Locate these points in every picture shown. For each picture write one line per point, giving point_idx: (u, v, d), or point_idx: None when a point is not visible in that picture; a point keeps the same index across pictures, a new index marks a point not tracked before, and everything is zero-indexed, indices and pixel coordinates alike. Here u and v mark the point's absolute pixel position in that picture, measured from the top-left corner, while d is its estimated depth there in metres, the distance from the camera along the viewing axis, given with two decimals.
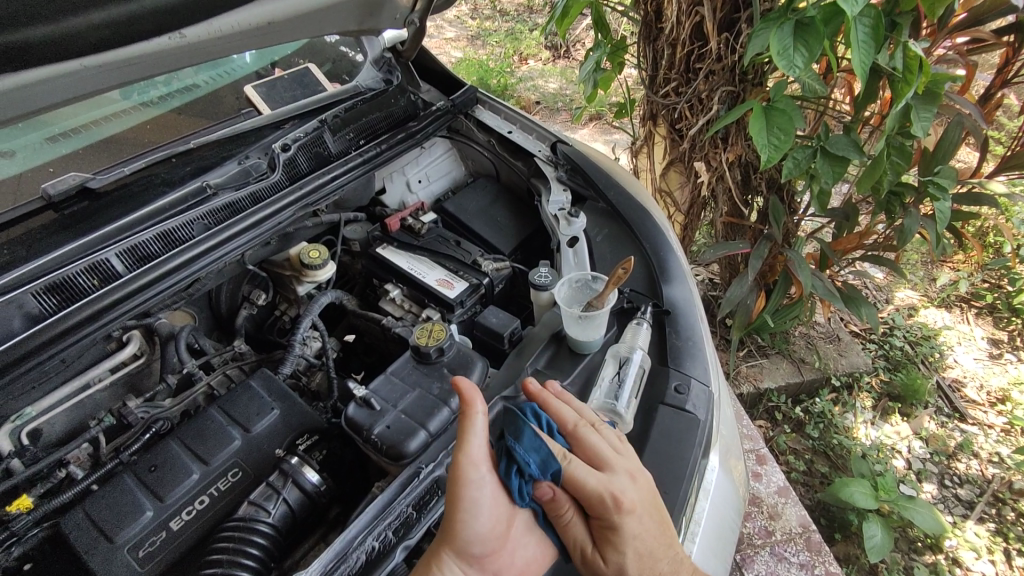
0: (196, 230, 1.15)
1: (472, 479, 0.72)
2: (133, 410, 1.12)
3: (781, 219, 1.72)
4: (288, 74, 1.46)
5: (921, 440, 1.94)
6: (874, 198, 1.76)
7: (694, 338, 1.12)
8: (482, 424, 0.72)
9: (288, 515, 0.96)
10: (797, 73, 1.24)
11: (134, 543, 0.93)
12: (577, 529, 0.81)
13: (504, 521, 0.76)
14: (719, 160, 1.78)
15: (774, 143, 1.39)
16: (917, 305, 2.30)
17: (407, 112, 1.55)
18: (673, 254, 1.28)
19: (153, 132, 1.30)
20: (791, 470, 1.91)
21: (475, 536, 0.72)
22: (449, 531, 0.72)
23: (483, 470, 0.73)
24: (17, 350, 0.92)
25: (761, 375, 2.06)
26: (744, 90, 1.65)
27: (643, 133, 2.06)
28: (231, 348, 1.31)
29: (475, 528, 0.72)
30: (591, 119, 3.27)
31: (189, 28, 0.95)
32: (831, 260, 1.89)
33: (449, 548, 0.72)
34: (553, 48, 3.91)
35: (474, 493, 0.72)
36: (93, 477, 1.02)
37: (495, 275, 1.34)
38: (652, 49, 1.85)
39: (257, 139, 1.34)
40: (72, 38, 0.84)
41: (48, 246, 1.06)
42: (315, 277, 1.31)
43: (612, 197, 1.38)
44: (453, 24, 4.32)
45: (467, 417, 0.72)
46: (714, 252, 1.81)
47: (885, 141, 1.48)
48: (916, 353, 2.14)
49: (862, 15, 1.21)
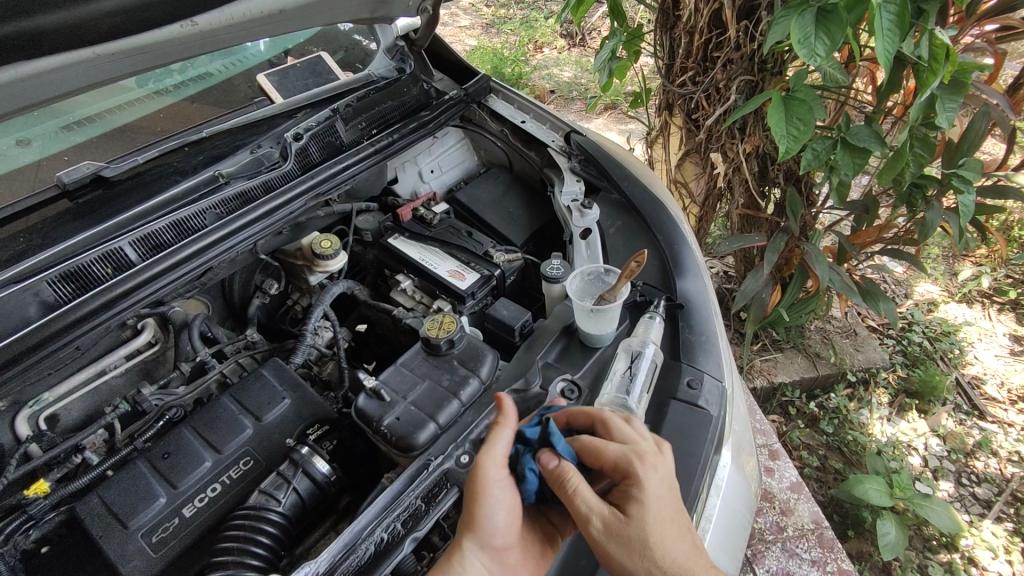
0: (209, 220, 1.15)
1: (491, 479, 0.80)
2: (147, 398, 1.13)
3: (799, 211, 1.68)
4: (300, 62, 1.45)
5: (937, 438, 1.91)
6: (896, 191, 1.72)
7: (708, 332, 1.11)
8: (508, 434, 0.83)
9: (298, 504, 0.97)
10: (818, 61, 1.21)
11: (147, 529, 0.94)
12: (584, 501, 0.78)
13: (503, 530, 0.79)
14: (736, 151, 1.75)
15: (793, 135, 1.36)
16: (937, 300, 2.25)
17: (420, 102, 1.53)
18: (688, 247, 1.25)
19: (166, 121, 1.29)
20: (804, 465, 1.89)
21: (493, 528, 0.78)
22: (468, 521, 0.78)
23: (504, 472, 0.81)
24: (33, 337, 0.93)
25: (775, 369, 2.04)
26: (763, 79, 1.61)
27: (659, 123, 2.03)
28: (243, 337, 1.32)
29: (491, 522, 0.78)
30: (605, 108, 3.24)
31: (201, 15, 0.92)
32: (850, 253, 1.85)
33: (468, 537, 0.77)
34: (568, 37, 3.87)
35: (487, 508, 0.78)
36: (109, 463, 1.03)
37: (507, 266, 1.33)
38: (669, 37, 1.81)
39: (270, 127, 1.34)
40: (82, 26, 0.84)
41: (63, 235, 1.06)
42: (326, 267, 1.31)
43: (626, 188, 1.36)
44: (468, 11, 4.27)
45: (500, 426, 0.83)
46: (730, 244, 1.78)
47: (908, 132, 1.44)
48: (935, 349, 2.10)
49: (888, 2, 1.17)
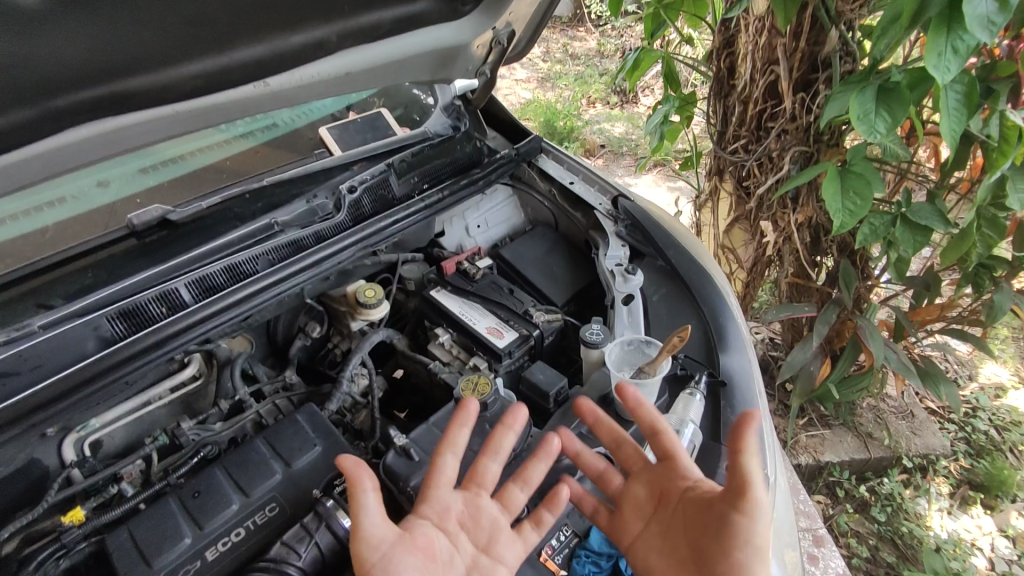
0: (261, 266, 1.19)
1: (369, 523, 0.74)
2: (186, 431, 1.17)
3: (853, 283, 1.62)
4: (361, 117, 1.52)
5: (1006, 539, 1.74)
6: (961, 269, 1.63)
7: (752, 414, 1.07)
8: (367, 478, 0.75)
9: (319, 559, 0.95)
10: (878, 139, 1.18)
11: (171, 569, 0.94)
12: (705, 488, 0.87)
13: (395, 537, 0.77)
14: (787, 221, 1.71)
15: (849, 210, 1.32)
16: (1006, 385, 2.10)
17: (472, 159, 1.57)
18: (733, 321, 1.23)
19: (232, 168, 1.35)
20: (852, 555, 1.75)
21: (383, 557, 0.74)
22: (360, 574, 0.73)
23: (378, 506, 0.75)
24: (88, 370, 0.97)
25: (822, 447, 1.92)
26: (819, 150, 1.58)
27: (708, 187, 2.01)
28: (282, 378, 1.34)
29: (382, 544, 0.75)
30: (655, 165, 3.25)
31: (274, 76, 0.99)
32: (907, 331, 1.74)
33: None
34: (620, 93, 3.94)
35: (367, 541, 0.74)
36: (141, 497, 1.05)
37: (546, 326, 1.32)
38: (723, 105, 1.82)
39: (327, 179, 1.39)
40: (169, 87, 0.89)
41: (128, 272, 1.13)
42: (368, 315, 1.34)
43: (672, 256, 1.35)
44: (525, 66, 4.40)
45: (356, 486, 0.75)
46: (777, 312, 1.72)
47: (975, 212, 1.38)
48: (1004, 440, 1.95)
49: (955, 81, 1.15)
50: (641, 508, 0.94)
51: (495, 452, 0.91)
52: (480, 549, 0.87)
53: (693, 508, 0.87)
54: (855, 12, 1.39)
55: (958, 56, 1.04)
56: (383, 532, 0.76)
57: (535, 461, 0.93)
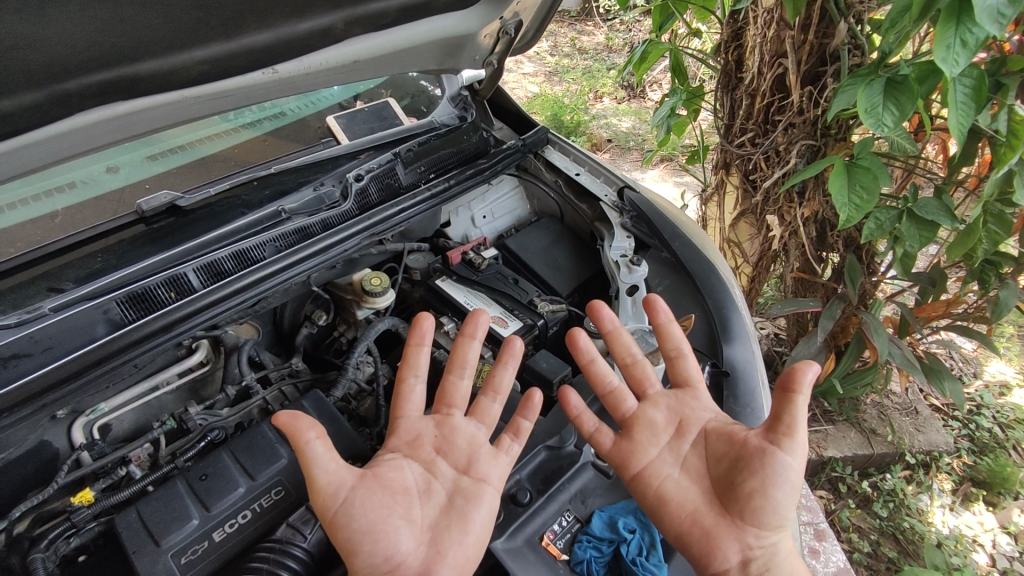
0: (268, 251, 1.21)
1: (321, 472, 0.81)
2: (193, 416, 1.18)
3: (858, 279, 1.61)
4: (368, 106, 1.52)
5: (1007, 536, 1.74)
6: (967, 265, 1.62)
7: (753, 403, 1.10)
8: (309, 430, 0.82)
9: (323, 541, 0.97)
10: (885, 132, 1.17)
11: (178, 549, 0.96)
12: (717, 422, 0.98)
13: (356, 477, 0.84)
14: (794, 215, 1.71)
15: (855, 203, 1.32)
16: (1011, 383, 2.09)
17: (478, 149, 1.58)
18: (737, 312, 1.24)
19: (240, 155, 1.36)
20: (854, 550, 1.76)
21: (344, 499, 0.81)
22: (328, 518, 0.80)
23: (327, 453, 0.82)
24: (95, 354, 0.99)
25: (825, 442, 1.92)
26: (826, 144, 1.58)
27: (715, 181, 2.01)
28: (289, 365, 1.35)
29: (341, 487, 0.82)
30: (662, 160, 3.24)
31: (282, 63, 1.00)
32: (912, 327, 1.75)
33: (338, 525, 0.80)
34: (628, 88, 3.93)
35: (323, 485, 0.81)
36: (150, 479, 1.06)
37: (551, 316, 1.32)
38: (730, 98, 1.82)
39: (334, 167, 1.40)
40: (175, 72, 0.90)
41: (136, 257, 1.14)
42: (374, 303, 1.35)
43: (677, 248, 1.36)
44: (533, 60, 4.38)
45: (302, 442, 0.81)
46: (782, 307, 1.72)
47: (982, 207, 1.37)
48: (1008, 438, 1.95)
49: (963, 75, 1.14)
50: (656, 433, 1.00)
51: (461, 367, 0.99)
52: (460, 470, 0.93)
53: (711, 443, 0.97)
54: (865, 4, 1.38)
55: (966, 49, 1.04)
56: (340, 474, 0.82)
57: (502, 367, 0.99)
